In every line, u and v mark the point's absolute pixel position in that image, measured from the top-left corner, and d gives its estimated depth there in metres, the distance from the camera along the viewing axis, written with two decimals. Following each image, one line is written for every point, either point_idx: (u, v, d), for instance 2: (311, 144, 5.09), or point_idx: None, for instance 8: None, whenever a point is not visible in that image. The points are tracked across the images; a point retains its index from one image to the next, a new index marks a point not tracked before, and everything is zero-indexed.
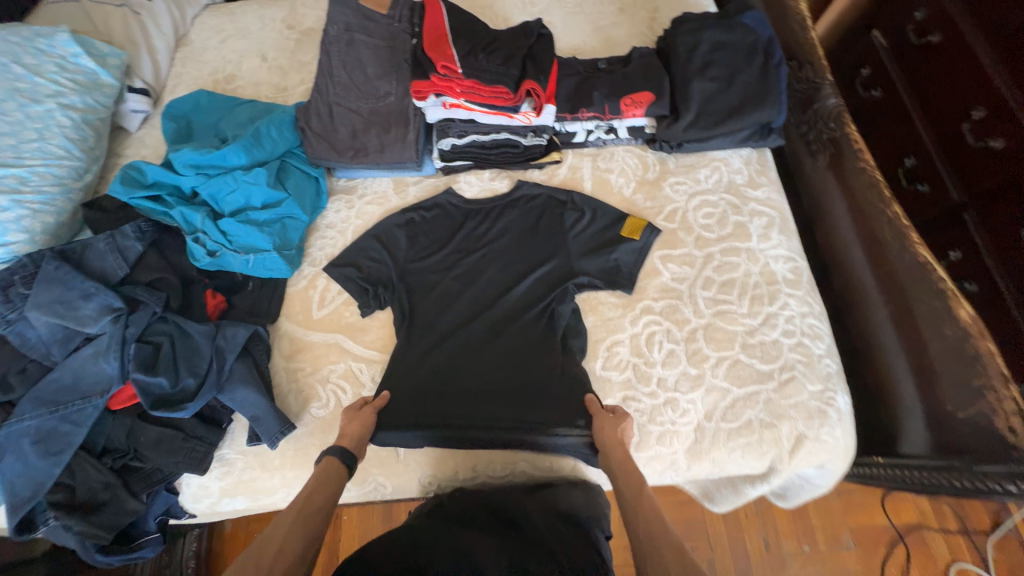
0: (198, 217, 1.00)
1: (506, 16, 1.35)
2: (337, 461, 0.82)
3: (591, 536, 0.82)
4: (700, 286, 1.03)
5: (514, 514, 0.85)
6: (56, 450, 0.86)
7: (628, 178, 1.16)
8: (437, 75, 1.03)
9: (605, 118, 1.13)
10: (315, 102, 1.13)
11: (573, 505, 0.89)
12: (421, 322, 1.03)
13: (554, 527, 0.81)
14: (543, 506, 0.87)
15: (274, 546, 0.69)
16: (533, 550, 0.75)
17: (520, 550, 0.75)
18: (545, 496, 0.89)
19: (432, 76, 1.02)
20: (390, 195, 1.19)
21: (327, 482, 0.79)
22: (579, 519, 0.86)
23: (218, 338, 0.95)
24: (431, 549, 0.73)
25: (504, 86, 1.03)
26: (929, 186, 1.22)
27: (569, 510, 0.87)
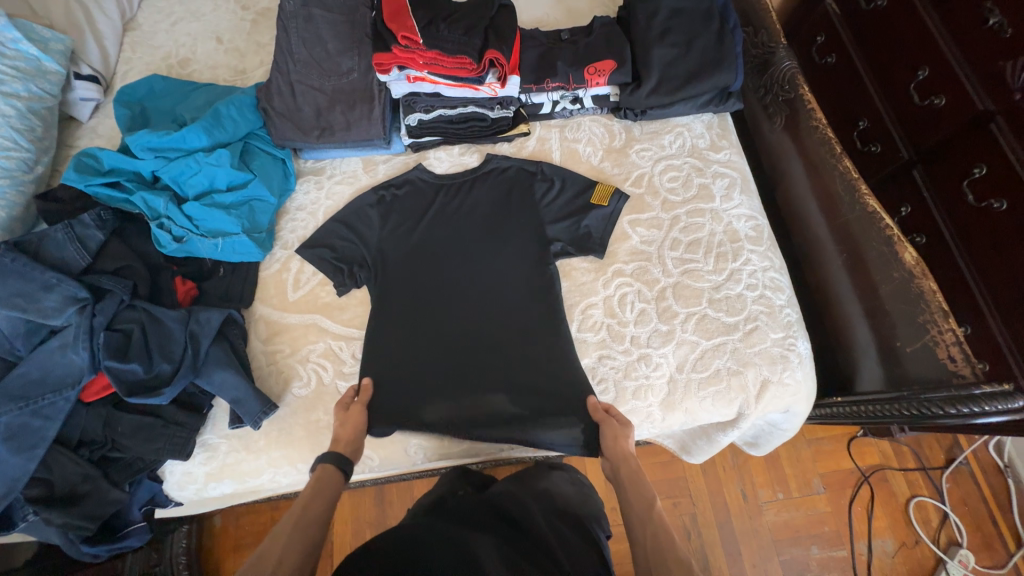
0: (161, 202, 0.98)
1: None
2: (333, 467, 0.80)
3: (592, 534, 0.81)
4: (667, 248, 1.06)
5: (513, 512, 0.78)
6: (29, 445, 0.85)
7: (595, 147, 1.18)
8: (398, 47, 1.02)
9: (570, 88, 1.14)
10: (275, 81, 1.11)
11: (569, 500, 0.89)
12: (397, 319, 1.03)
13: (557, 532, 0.77)
14: (541, 503, 0.85)
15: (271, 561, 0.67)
16: (535, 554, 0.69)
17: (524, 554, 0.69)
18: (543, 488, 0.90)
19: (393, 49, 1.02)
20: (360, 174, 1.18)
21: (324, 490, 0.78)
22: (580, 519, 0.84)
23: (191, 323, 0.94)
24: (425, 545, 0.67)
25: (466, 56, 1.03)
26: (880, 146, 1.14)
27: (570, 509, 0.86)
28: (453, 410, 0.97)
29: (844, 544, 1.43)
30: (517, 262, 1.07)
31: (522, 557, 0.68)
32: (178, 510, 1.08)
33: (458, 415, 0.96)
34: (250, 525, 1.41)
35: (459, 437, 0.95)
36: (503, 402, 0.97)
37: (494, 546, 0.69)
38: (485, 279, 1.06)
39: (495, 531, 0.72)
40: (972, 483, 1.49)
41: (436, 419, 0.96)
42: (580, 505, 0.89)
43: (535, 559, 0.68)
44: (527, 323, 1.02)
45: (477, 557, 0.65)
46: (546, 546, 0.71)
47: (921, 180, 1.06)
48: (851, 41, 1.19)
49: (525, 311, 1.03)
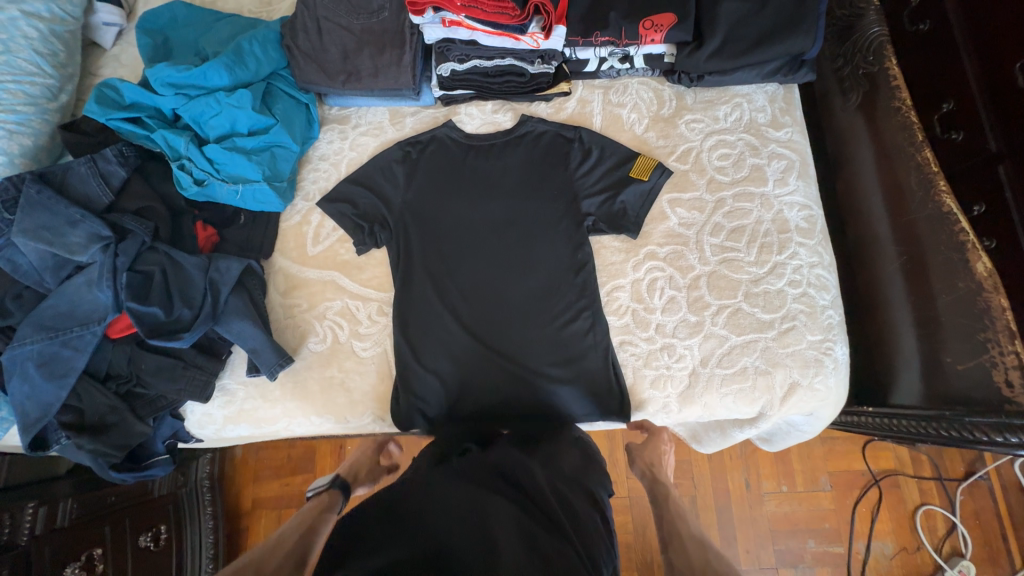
0: (182, 143, 0.94)
1: None
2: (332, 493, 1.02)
3: (596, 499, 0.81)
4: (708, 233, 0.99)
5: (514, 471, 0.77)
6: (61, 374, 0.89)
7: (641, 114, 1.07)
8: None
9: (621, 44, 1.02)
10: (301, 16, 1.01)
11: (571, 466, 0.85)
12: (419, 296, 1.00)
13: (560, 494, 0.77)
14: (547, 469, 0.81)
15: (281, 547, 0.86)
16: (542, 517, 0.70)
17: (532, 518, 0.69)
18: (547, 453, 0.84)
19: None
20: (386, 127, 1.12)
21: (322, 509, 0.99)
22: (586, 480, 0.83)
23: (211, 271, 0.93)
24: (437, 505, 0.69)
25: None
26: (964, 136, 0.88)
27: (573, 472, 0.83)
28: (470, 391, 0.96)
29: (842, 541, 1.43)
30: (548, 241, 1.01)
31: (532, 522, 0.68)
32: (199, 445, 1.12)
33: (477, 395, 0.95)
34: (268, 458, 1.50)
35: (473, 410, 0.95)
36: (518, 391, 0.95)
37: (506, 507, 0.69)
38: (511, 261, 1.01)
39: (503, 492, 0.72)
40: (989, 499, 1.44)
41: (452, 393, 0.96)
42: (582, 472, 0.84)
43: (543, 524, 0.69)
44: (553, 304, 0.99)
45: (490, 530, 0.65)
46: (547, 509, 0.72)
47: (1008, 180, 0.82)
48: (957, 2, 0.90)
49: (551, 293, 0.99)
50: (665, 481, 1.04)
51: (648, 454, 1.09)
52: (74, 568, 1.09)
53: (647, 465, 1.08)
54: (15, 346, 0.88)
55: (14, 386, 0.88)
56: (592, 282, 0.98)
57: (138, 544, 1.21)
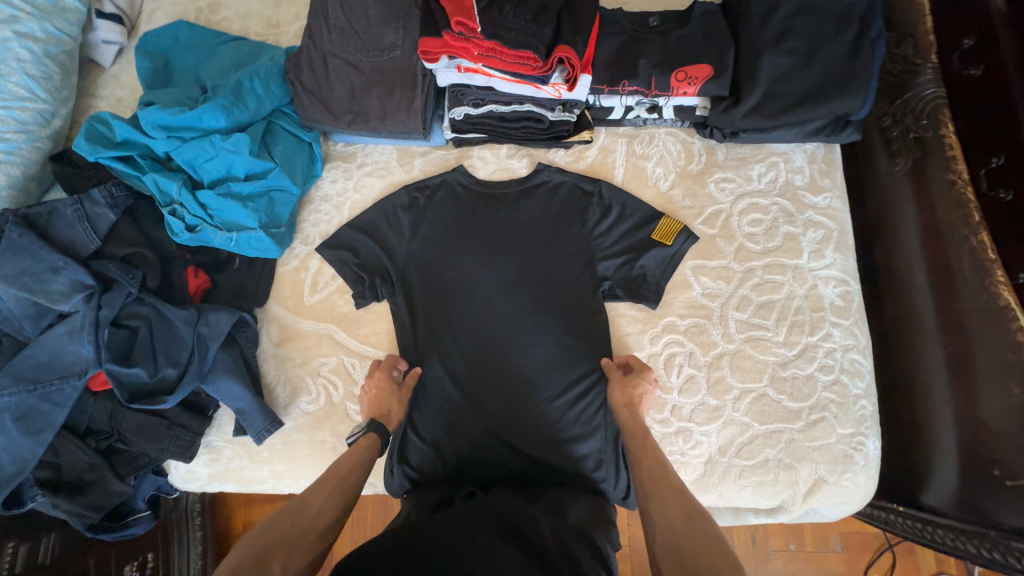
0: (174, 187, 0.88)
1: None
2: (374, 435, 0.83)
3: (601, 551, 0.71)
4: (734, 306, 0.91)
5: (515, 518, 0.71)
6: (38, 429, 0.84)
7: (667, 169, 0.99)
8: (449, 33, 0.80)
9: (649, 95, 0.94)
10: (307, 51, 0.95)
11: (575, 517, 0.77)
12: (424, 359, 0.94)
13: (562, 543, 0.69)
14: (551, 517, 0.75)
15: (310, 509, 0.71)
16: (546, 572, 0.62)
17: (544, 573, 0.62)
18: (553, 497, 0.81)
19: (444, 35, 0.80)
20: (393, 167, 1.05)
21: (363, 454, 0.81)
22: (589, 533, 0.75)
23: (200, 325, 0.88)
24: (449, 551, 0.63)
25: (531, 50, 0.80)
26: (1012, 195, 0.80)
27: (580, 524, 0.76)
28: (474, 453, 0.89)
29: None
30: (561, 305, 0.94)
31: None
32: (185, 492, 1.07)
33: (480, 458, 0.88)
34: None
35: (476, 474, 0.87)
36: (524, 465, 0.88)
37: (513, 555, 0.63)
38: (522, 310, 0.94)
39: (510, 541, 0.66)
40: None
41: (454, 456, 0.89)
42: (588, 523, 0.77)
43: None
44: (563, 357, 0.92)
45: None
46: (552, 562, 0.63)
47: None
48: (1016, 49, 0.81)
49: (562, 345, 0.93)
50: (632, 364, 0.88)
51: (623, 390, 0.85)
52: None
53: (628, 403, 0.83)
54: None
55: None
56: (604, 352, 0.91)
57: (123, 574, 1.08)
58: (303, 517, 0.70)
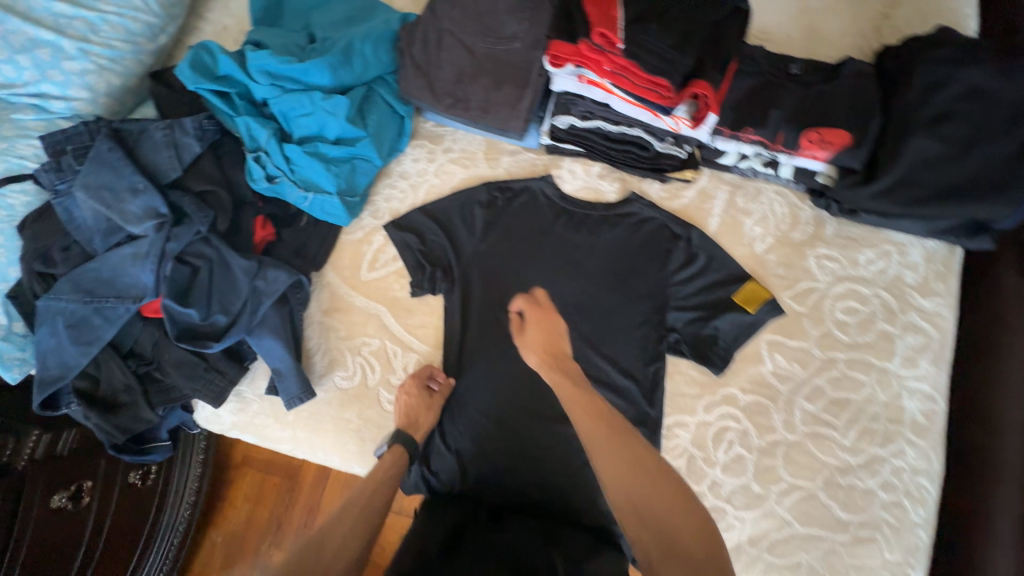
0: (263, 134, 0.86)
1: (766, 28, 0.99)
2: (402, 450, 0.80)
3: None
4: (804, 395, 0.83)
5: (534, 561, 0.66)
6: (85, 340, 0.85)
7: (766, 231, 0.92)
8: (586, 43, 0.75)
9: (771, 148, 0.86)
10: (424, 24, 0.90)
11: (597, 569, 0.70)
12: (470, 366, 0.91)
13: None
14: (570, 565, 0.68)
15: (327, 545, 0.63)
16: None
17: None
18: (575, 544, 0.73)
19: (580, 42, 0.75)
20: (479, 159, 1.01)
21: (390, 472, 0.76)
22: None
23: (258, 279, 0.87)
24: None
25: (665, 79, 0.73)
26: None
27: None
28: (498, 472, 0.85)
29: None
30: (617, 348, 0.88)
31: None
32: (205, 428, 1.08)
33: (504, 478, 0.85)
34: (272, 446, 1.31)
35: (496, 493, 0.84)
36: (546, 497, 0.83)
37: None
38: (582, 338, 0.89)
39: None
40: None
41: (478, 469, 0.86)
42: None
43: None
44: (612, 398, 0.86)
45: None
46: None
47: None
48: None
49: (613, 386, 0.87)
50: (530, 304, 0.82)
51: (542, 336, 0.78)
52: (63, 497, 0.95)
53: (542, 351, 0.77)
54: (48, 298, 0.84)
55: (41, 338, 0.85)
56: (653, 410, 0.85)
57: (126, 480, 1.08)
58: (325, 547, 0.62)
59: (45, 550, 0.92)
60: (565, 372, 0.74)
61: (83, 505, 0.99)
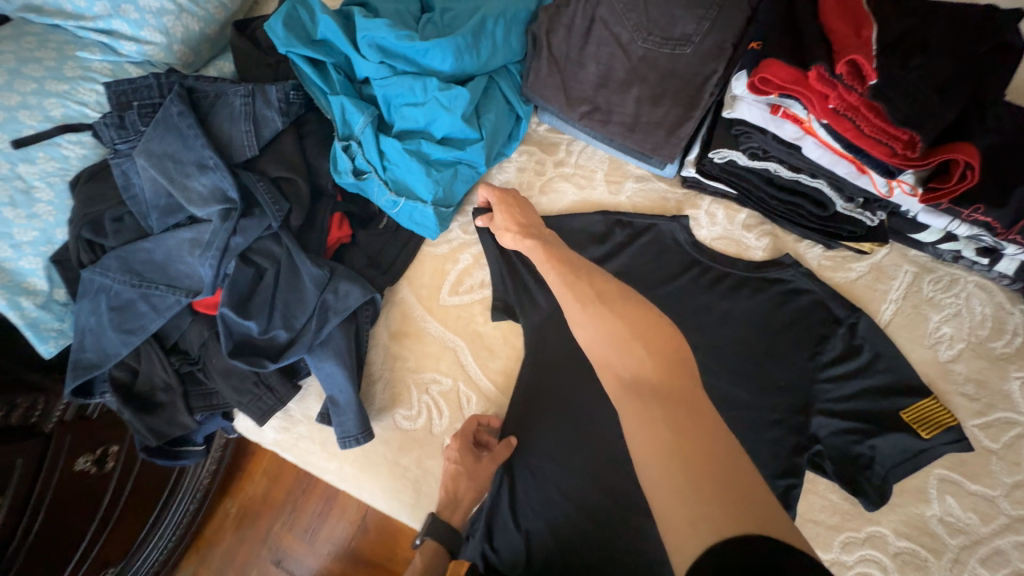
0: (359, 120, 0.71)
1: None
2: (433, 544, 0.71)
3: None
4: (980, 558, 0.65)
5: None
6: (128, 329, 0.74)
7: (957, 333, 0.72)
8: (817, 74, 0.55)
9: (998, 235, 0.65)
10: (570, 9, 0.73)
11: None
12: (542, 434, 0.75)
13: None
14: None
15: None
16: None
17: None
18: None
19: (810, 69, 0.55)
20: (598, 180, 0.84)
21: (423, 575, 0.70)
22: None
23: (327, 292, 0.73)
24: None
25: (916, 137, 0.54)
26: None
27: None
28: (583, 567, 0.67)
29: None
30: (740, 449, 0.71)
31: None
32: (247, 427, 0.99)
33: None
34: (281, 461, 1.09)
35: None
36: None
37: None
38: None
39: None
40: None
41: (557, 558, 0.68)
42: None
43: None
44: None
45: None
46: None
47: None
48: None
49: None
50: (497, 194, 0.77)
51: (514, 212, 0.75)
52: (86, 461, 0.83)
53: (518, 227, 0.74)
54: (93, 273, 0.73)
55: (82, 316, 0.75)
56: None
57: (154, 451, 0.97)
58: None
59: (61, 518, 0.80)
60: (541, 241, 0.71)
61: (106, 471, 0.86)
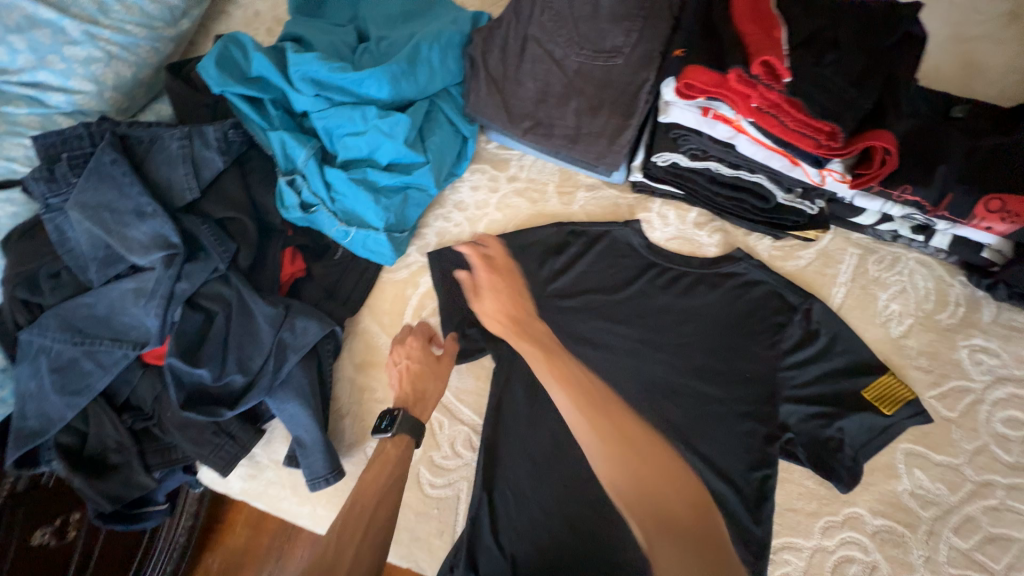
0: (301, 154, 0.70)
1: (933, 66, 0.80)
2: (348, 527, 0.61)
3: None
4: (953, 528, 0.66)
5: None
6: (72, 390, 0.70)
7: (904, 309, 0.75)
8: (736, 73, 0.57)
9: (929, 214, 0.69)
10: (504, 28, 0.74)
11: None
12: (509, 465, 0.74)
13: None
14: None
15: None
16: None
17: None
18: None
19: (729, 71, 0.58)
20: (551, 193, 0.85)
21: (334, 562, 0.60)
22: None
23: (284, 330, 0.71)
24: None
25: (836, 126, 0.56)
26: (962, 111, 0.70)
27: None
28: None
29: None
30: (713, 444, 0.71)
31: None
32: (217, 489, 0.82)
33: None
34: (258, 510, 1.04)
35: None
36: None
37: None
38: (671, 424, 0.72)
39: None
40: None
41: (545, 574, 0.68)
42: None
43: None
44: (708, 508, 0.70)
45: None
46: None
47: None
48: None
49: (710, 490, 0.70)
50: (477, 269, 0.78)
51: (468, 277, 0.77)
52: (45, 533, 0.77)
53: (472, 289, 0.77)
54: (31, 336, 0.69)
55: (22, 381, 0.70)
56: (758, 530, 0.68)
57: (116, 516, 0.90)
58: None
59: None
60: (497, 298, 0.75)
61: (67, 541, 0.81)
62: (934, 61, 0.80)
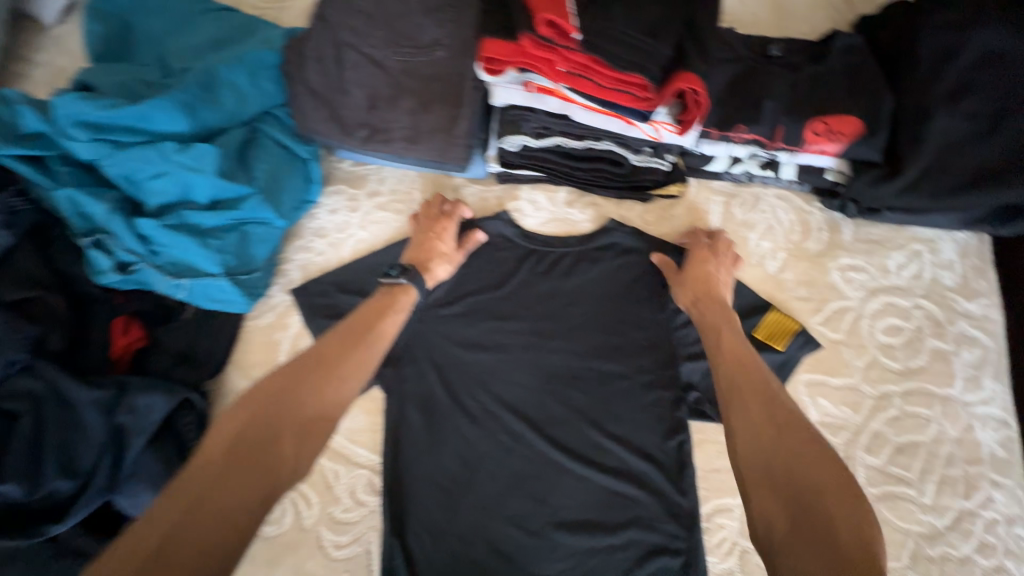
0: (99, 209, 0.62)
1: (748, 17, 0.84)
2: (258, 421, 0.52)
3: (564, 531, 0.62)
4: (864, 447, 0.66)
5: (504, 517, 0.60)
6: None
7: (776, 244, 0.76)
8: (530, 38, 0.58)
9: (770, 147, 0.69)
10: (315, 37, 0.69)
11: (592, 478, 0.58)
12: (416, 500, 0.66)
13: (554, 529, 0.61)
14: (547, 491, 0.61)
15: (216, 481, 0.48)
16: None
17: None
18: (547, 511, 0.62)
19: (522, 39, 0.58)
20: (417, 200, 0.80)
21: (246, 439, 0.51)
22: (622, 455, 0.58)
23: (119, 413, 0.61)
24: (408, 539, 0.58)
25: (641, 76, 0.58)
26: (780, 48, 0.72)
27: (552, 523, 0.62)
28: None
29: None
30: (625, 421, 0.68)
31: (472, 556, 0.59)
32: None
33: None
34: None
35: None
36: None
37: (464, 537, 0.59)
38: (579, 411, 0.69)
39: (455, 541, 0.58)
40: None
41: None
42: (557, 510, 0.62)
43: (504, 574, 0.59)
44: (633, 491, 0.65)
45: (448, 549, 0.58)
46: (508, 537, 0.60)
47: None
48: None
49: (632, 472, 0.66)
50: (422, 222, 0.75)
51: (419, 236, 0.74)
52: None
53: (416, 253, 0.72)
54: None
55: None
56: (686, 499, 0.65)
57: None
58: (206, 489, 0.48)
59: None
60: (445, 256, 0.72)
61: None
62: (748, 12, 0.84)
